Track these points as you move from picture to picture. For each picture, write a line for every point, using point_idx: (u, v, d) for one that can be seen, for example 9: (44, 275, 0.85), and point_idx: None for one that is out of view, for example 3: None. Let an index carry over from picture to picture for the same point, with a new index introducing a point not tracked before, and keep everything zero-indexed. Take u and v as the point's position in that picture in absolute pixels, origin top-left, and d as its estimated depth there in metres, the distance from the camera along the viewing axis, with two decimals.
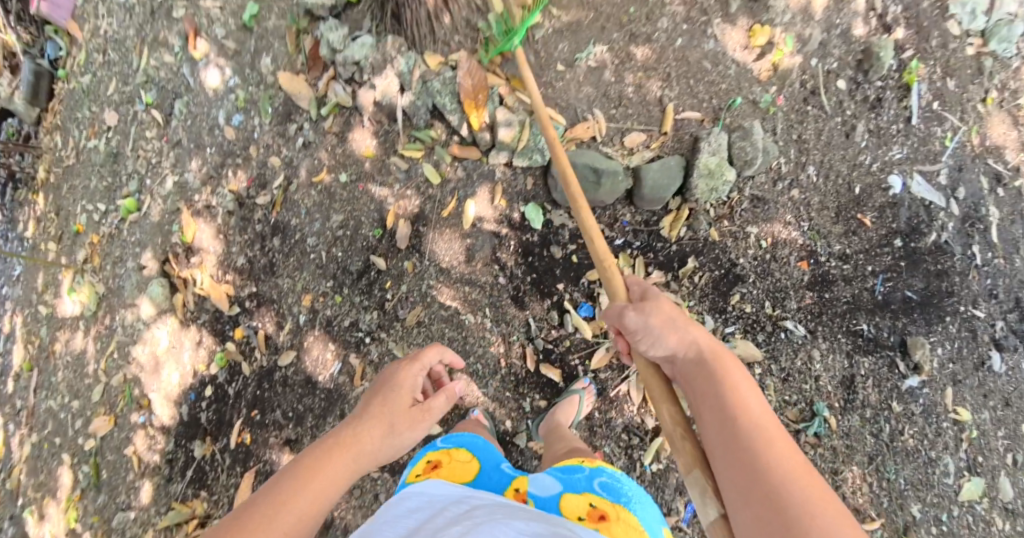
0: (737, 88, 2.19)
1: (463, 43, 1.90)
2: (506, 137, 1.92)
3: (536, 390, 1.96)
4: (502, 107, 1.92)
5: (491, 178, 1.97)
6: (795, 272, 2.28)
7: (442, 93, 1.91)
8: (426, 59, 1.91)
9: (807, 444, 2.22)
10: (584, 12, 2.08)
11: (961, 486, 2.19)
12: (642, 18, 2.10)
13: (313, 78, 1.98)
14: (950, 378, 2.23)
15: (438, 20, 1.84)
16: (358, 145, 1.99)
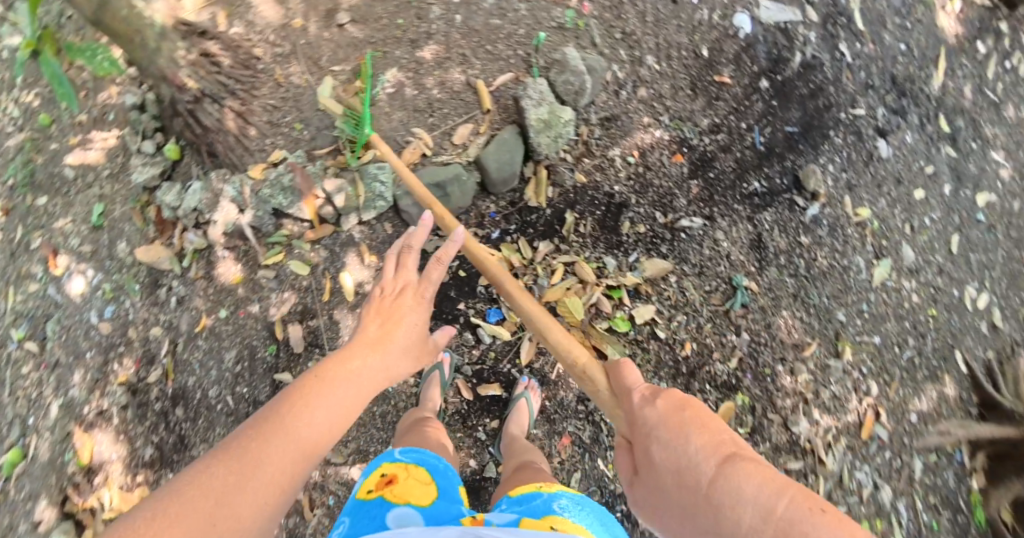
0: (536, 25, 2.18)
1: (278, 142, 2.01)
2: (346, 202, 2.03)
3: (482, 414, 2.06)
4: (330, 178, 2.03)
5: (353, 243, 2.10)
6: (673, 169, 2.33)
7: (275, 194, 1.98)
8: (250, 171, 2.00)
9: (739, 318, 2.35)
10: (359, 46, 2.06)
11: (871, 270, 2.51)
12: (414, 21, 2.08)
13: (168, 239, 2.02)
14: (846, 187, 2.57)
15: (246, 136, 1.94)
16: (225, 276, 2.04)
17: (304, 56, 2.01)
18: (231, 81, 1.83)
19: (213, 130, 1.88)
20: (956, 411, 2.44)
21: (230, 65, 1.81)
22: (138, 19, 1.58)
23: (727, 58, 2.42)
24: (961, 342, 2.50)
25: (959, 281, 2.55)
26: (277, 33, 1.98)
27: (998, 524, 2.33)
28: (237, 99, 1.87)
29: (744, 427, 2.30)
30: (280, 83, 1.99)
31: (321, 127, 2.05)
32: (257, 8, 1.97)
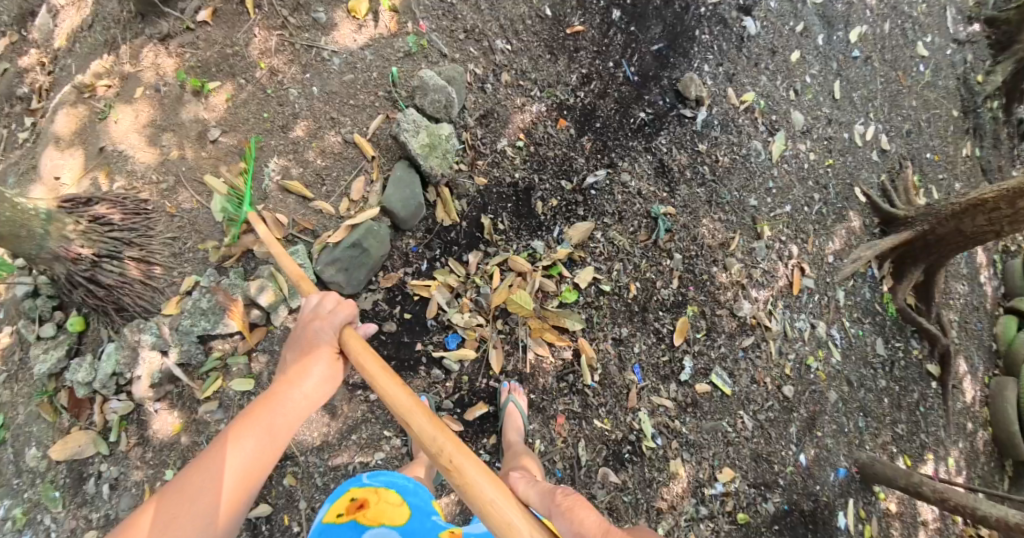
0: (386, 65, 2.28)
1: (187, 270, 1.96)
2: (270, 299, 2.00)
3: (478, 437, 2.19)
4: (247, 282, 1.99)
5: (291, 335, 2.06)
6: (560, 135, 2.47)
7: (198, 320, 1.91)
8: (164, 311, 1.91)
9: (668, 244, 2.51)
10: (237, 151, 2.07)
11: (769, 148, 2.73)
12: (277, 108, 2.14)
13: (87, 421, 1.90)
14: (727, 77, 2.69)
15: (153, 277, 1.90)
16: (163, 431, 1.93)
17: (190, 181, 2.02)
18: (128, 233, 1.87)
19: (116, 285, 1.83)
20: (863, 236, 2.82)
21: (123, 220, 1.87)
22: (21, 213, 1.61)
23: (571, 7, 2.53)
24: (858, 176, 2.88)
25: (846, 124, 2.92)
26: (155, 170, 2.00)
27: (906, 310, 2.79)
28: (136, 247, 1.88)
29: (700, 332, 2.47)
30: (173, 214, 1.99)
31: (224, 238, 2.02)
32: (130, 156, 1.98)
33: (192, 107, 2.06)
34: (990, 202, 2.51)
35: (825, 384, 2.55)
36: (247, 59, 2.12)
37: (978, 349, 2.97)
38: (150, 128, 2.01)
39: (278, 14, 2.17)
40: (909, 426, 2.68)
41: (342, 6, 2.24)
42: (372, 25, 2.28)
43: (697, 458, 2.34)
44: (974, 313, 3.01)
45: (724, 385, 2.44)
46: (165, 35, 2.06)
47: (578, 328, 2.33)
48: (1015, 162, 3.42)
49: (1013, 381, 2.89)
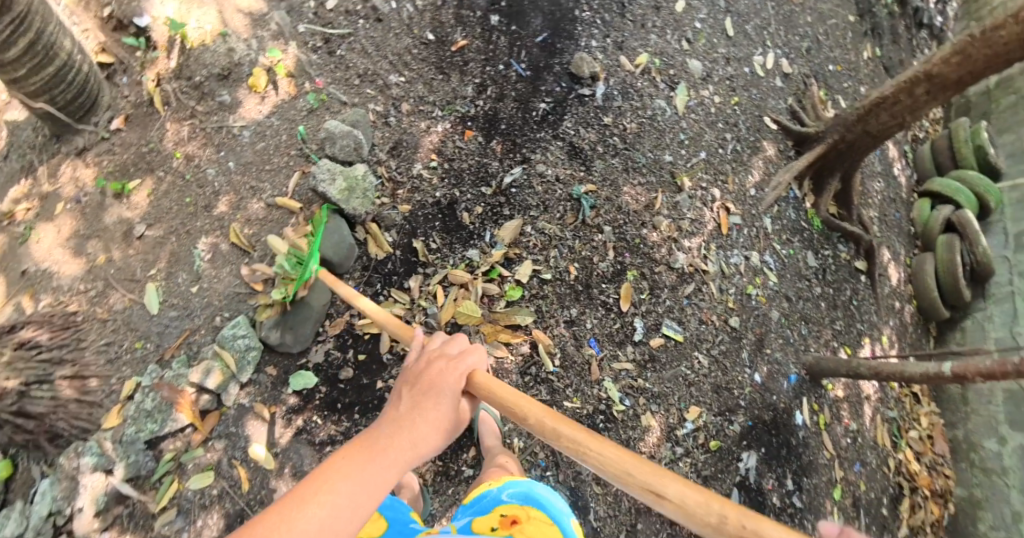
0: (291, 124, 2.39)
1: (126, 373, 1.95)
2: (218, 380, 2.01)
3: (459, 455, 2.24)
4: (192, 369, 1.99)
5: (248, 410, 2.05)
6: (470, 144, 2.58)
7: (143, 424, 1.89)
8: (105, 423, 1.86)
9: (596, 220, 2.64)
10: (164, 240, 2.13)
11: (674, 102, 2.83)
12: (197, 191, 2.21)
13: None
14: (615, 45, 2.79)
15: (90, 390, 1.86)
16: None
17: (120, 281, 2.05)
18: (58, 350, 1.84)
19: (47, 411, 1.75)
20: (780, 162, 2.96)
21: (51, 338, 1.83)
22: None
23: (450, 26, 2.67)
24: (766, 106, 3.01)
25: (746, 58, 3.01)
26: (82, 280, 2.02)
27: (830, 220, 2.96)
28: (67, 364, 1.85)
29: (644, 293, 2.62)
30: (106, 318, 1.99)
31: (161, 330, 2.03)
32: (55, 273, 2.01)
33: (115, 210, 2.12)
34: (891, 96, 2.60)
35: (766, 306, 2.76)
36: (163, 152, 2.21)
37: (897, 236, 3.15)
38: (74, 239, 2.06)
39: (186, 106, 2.27)
40: (846, 320, 2.91)
41: (242, 84, 2.35)
42: (274, 93, 2.39)
43: (665, 406, 2.52)
44: (891, 206, 3.18)
45: (677, 334, 2.61)
46: (81, 148, 2.16)
47: (529, 321, 2.48)
48: (916, 53, 3.54)
49: (932, 255, 3.05)
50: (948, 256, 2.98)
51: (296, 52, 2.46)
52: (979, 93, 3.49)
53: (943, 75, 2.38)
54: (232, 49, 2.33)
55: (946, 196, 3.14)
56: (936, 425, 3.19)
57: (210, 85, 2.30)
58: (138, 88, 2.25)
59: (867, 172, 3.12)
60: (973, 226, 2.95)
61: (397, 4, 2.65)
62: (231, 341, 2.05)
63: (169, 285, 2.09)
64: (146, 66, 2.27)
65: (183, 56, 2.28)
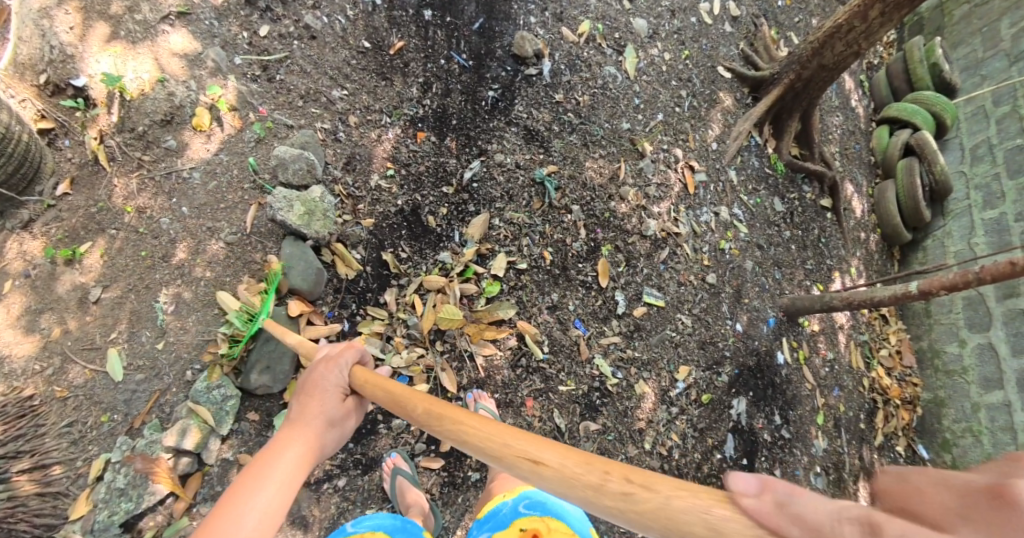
0: (241, 158, 2.30)
1: (93, 452, 1.94)
2: (195, 440, 1.99)
3: (461, 463, 2.28)
4: (165, 434, 1.98)
5: (231, 463, 2.08)
6: (424, 146, 2.53)
7: (116, 506, 1.88)
8: (75, 511, 1.86)
9: (563, 201, 2.62)
10: (123, 300, 2.08)
11: (623, 68, 2.77)
12: (153, 242, 2.15)
13: None
14: (555, 18, 2.71)
15: (51, 481, 1.84)
16: None
17: (77, 352, 2.00)
18: (14, 443, 1.79)
19: (6, 515, 1.71)
20: (738, 110, 2.94)
21: (5, 430, 1.79)
22: None
23: (385, 28, 2.55)
24: (718, 55, 2.96)
25: (691, 8, 2.92)
26: (37, 359, 1.96)
27: (793, 163, 2.97)
28: (24, 457, 1.81)
29: (621, 265, 2.64)
30: (65, 396, 1.96)
31: (128, 398, 2.01)
32: (8, 356, 1.93)
33: (67, 276, 2.05)
34: (843, 24, 2.55)
35: (740, 258, 2.80)
36: (113, 209, 2.13)
37: (857, 165, 3.16)
38: (26, 316, 1.98)
39: (133, 158, 2.17)
40: (816, 258, 2.96)
41: (186, 126, 2.24)
42: (220, 130, 2.28)
43: (656, 372, 2.57)
44: (852, 136, 3.18)
45: (657, 300, 2.64)
46: (27, 220, 2.05)
47: (510, 313, 2.48)
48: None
49: (892, 182, 3.08)
50: (908, 180, 3.01)
51: (235, 84, 2.33)
52: (931, 8, 3.46)
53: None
54: (173, 93, 2.21)
55: (902, 119, 3.13)
56: (904, 340, 3.27)
57: (155, 132, 2.20)
58: (82, 148, 2.15)
59: (823, 108, 3.11)
60: (931, 146, 2.97)
61: (328, 17, 2.49)
62: (202, 396, 2.05)
63: (133, 345, 2.06)
64: (87, 125, 2.14)
65: (124, 108, 2.16)
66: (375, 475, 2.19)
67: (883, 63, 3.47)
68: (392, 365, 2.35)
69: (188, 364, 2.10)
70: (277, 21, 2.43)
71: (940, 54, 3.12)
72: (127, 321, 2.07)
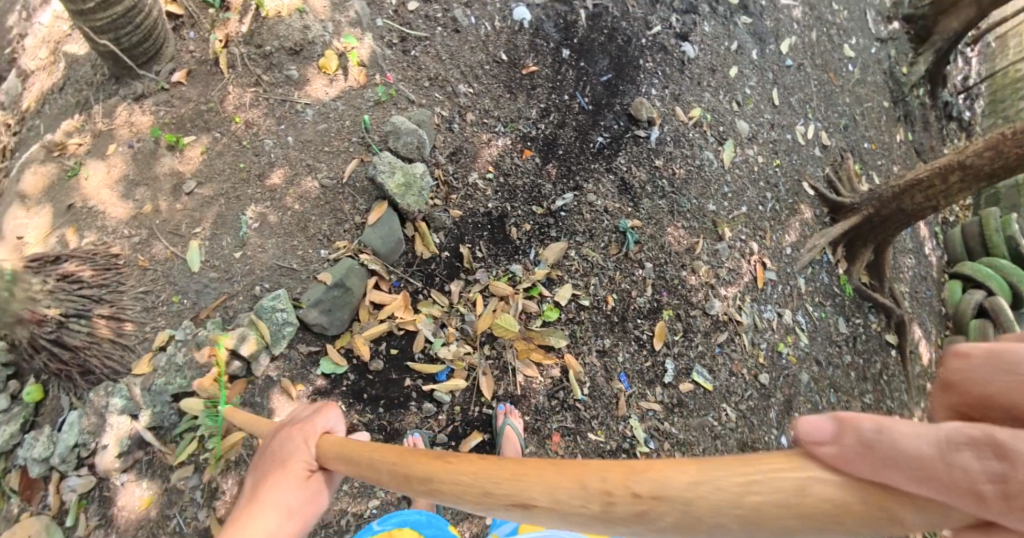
0: (357, 112, 2.43)
1: (160, 324, 2.04)
2: (251, 349, 2.05)
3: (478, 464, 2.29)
4: (227, 334, 2.03)
5: (273, 383, 2.10)
6: (526, 164, 2.63)
7: (172, 377, 1.94)
8: (137, 371, 1.96)
9: (637, 254, 2.68)
10: (211, 202, 2.22)
11: (720, 156, 2.93)
12: (252, 158, 2.29)
13: (42, 502, 1.86)
14: (672, 97, 2.90)
15: (123, 334, 1.97)
16: (130, 502, 1.88)
17: (164, 233, 2.15)
18: (97, 289, 1.97)
19: (83, 346, 1.90)
20: (816, 226, 3.08)
21: (93, 276, 1.98)
22: None
23: (524, 50, 2.72)
24: (805, 172, 3.13)
25: (788, 126, 3.13)
26: (128, 225, 2.13)
27: (862, 289, 3.05)
28: (105, 304, 1.97)
29: (677, 334, 2.65)
30: (146, 266, 2.10)
31: (199, 289, 2.11)
32: (101, 212, 2.13)
33: (167, 160, 2.22)
34: (923, 179, 2.71)
35: (796, 367, 2.78)
36: (223, 113, 2.30)
37: (929, 313, 3.26)
38: (123, 183, 2.17)
39: (252, 73, 2.36)
40: (876, 394, 2.93)
41: (312, 63, 2.41)
42: (343, 78, 2.44)
43: (689, 455, 2.50)
44: (923, 283, 3.33)
45: (706, 381, 2.62)
46: (139, 95, 2.25)
47: (559, 345, 2.46)
48: (945, 141, 3.65)
49: (963, 338, 3.13)
50: (980, 339, 3.05)
51: (372, 44, 2.51)
52: (1008, 184, 3.67)
53: (975, 167, 2.47)
54: (308, 27, 2.40)
55: (976, 278, 3.29)
56: None
57: (280, 58, 2.39)
58: (205, 46, 2.36)
59: (897, 249, 3.29)
60: (1006, 313, 3.01)
61: (475, 19, 2.67)
62: (268, 313, 2.09)
63: (217, 246, 2.18)
64: (215, 26, 2.38)
65: (257, 22, 2.39)
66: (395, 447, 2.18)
67: (959, 223, 3.68)
68: (438, 354, 2.33)
69: (258, 280, 2.18)
70: (427, 4, 2.64)
71: (1017, 228, 3.27)
72: (216, 222, 2.20)
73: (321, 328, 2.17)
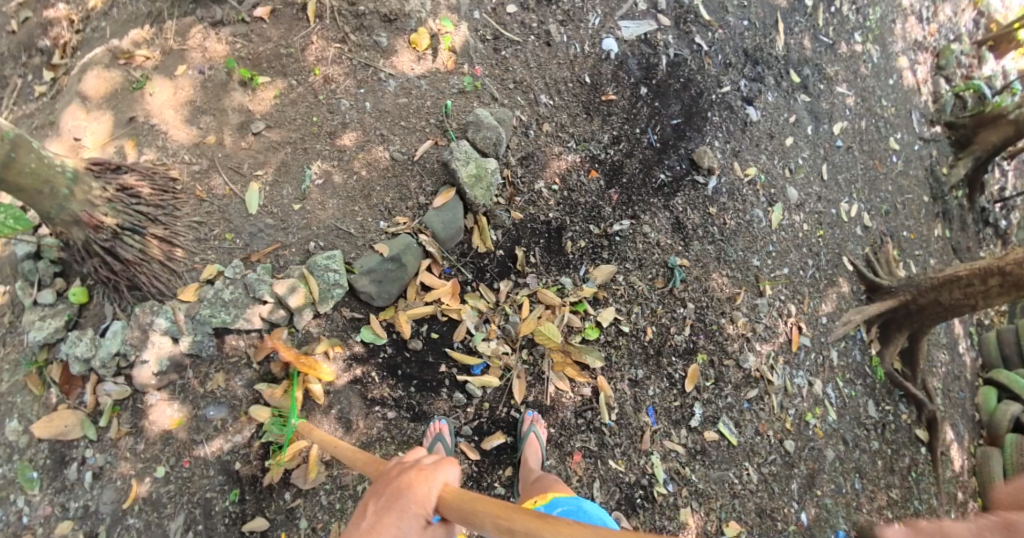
0: (441, 98, 2.52)
1: (209, 258, 2.26)
2: (299, 301, 2.22)
3: (497, 465, 2.28)
4: (276, 283, 2.22)
5: (312, 338, 2.27)
6: (591, 183, 2.63)
7: (217, 311, 2.16)
8: (182, 296, 2.18)
9: (682, 292, 2.65)
10: (277, 148, 2.39)
11: (769, 216, 3.00)
12: (326, 114, 2.43)
13: (77, 398, 2.13)
14: (732, 152, 2.98)
15: (173, 259, 2.19)
16: (162, 420, 2.14)
17: (225, 169, 2.34)
18: (154, 211, 2.18)
19: (136, 262, 2.10)
20: (852, 301, 3.18)
21: (150, 196, 2.18)
22: (47, 168, 1.82)
23: (607, 78, 2.76)
24: (845, 247, 3.23)
25: (833, 201, 3.24)
26: (189, 152, 2.33)
27: (893, 374, 3.14)
28: (159, 226, 2.18)
29: (709, 380, 2.61)
30: (202, 199, 2.30)
31: (252, 232, 2.32)
32: (163, 133, 2.31)
33: (237, 95, 2.40)
34: (964, 278, 2.85)
35: (823, 442, 2.80)
36: (304, 63, 2.46)
37: (961, 417, 3.29)
38: (189, 108, 2.36)
39: (340, 29, 2.49)
40: (901, 492, 2.96)
41: (404, 36, 2.52)
42: (431, 58, 2.54)
43: (705, 509, 2.44)
44: (956, 383, 3.36)
45: (732, 434, 2.57)
46: (217, 21, 2.44)
47: (598, 365, 2.40)
48: (981, 245, 3.80)
49: (999, 452, 3.19)
50: (1018, 458, 3.11)
51: (467, 34, 2.60)
52: None
53: (1018, 274, 2.61)
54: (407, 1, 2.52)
55: (1010, 388, 3.37)
56: None
57: (373, 23, 2.50)
58: None
59: (932, 342, 3.35)
60: None
61: (567, 38, 2.74)
62: (319, 272, 2.24)
63: (277, 198, 2.36)
64: None
65: None
66: (418, 427, 2.28)
67: (992, 327, 3.71)
68: (477, 347, 2.34)
69: (311, 239, 2.35)
70: (525, 11, 2.71)
71: None
72: (282, 174, 2.38)
73: (369, 296, 2.29)
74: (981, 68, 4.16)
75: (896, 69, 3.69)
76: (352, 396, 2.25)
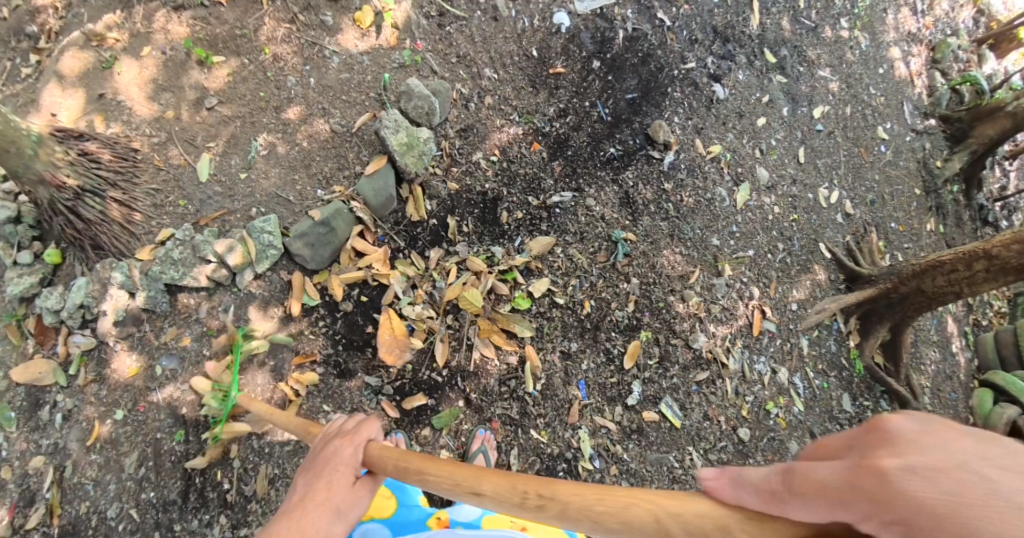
0: (379, 70, 2.59)
1: (164, 223, 2.31)
2: (236, 260, 2.29)
3: (416, 424, 2.34)
4: (217, 242, 2.29)
5: (252, 297, 2.34)
6: (532, 156, 2.66)
7: (167, 269, 2.22)
8: (139, 255, 2.25)
9: (626, 267, 2.60)
10: (228, 121, 2.43)
11: (734, 196, 2.87)
12: (274, 90, 2.49)
13: (51, 349, 2.21)
14: (695, 129, 2.88)
15: (132, 223, 2.25)
16: (121, 369, 2.20)
17: (181, 140, 2.38)
18: (114, 176, 2.23)
19: (95, 222, 2.18)
20: (828, 290, 2.98)
21: (110, 163, 2.24)
22: (13, 131, 1.92)
23: (556, 51, 2.78)
24: (822, 234, 3.05)
25: (811, 186, 3.08)
26: (150, 125, 2.36)
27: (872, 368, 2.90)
28: (119, 190, 2.24)
29: (652, 359, 2.53)
30: (160, 167, 2.34)
31: (203, 198, 2.37)
32: (128, 108, 2.35)
33: (195, 74, 2.43)
34: (948, 263, 2.54)
35: (785, 433, 2.63)
36: (254, 43, 2.49)
37: (952, 420, 3.05)
38: (152, 86, 2.38)
39: (289, 10, 2.53)
40: None
41: (349, 14, 2.59)
42: (374, 35, 2.60)
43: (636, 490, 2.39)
44: (947, 383, 3.12)
45: (675, 417, 2.49)
46: (179, 6, 2.44)
47: (525, 334, 2.45)
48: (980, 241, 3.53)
49: None
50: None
51: (409, 9, 2.65)
52: None
53: (1002, 258, 2.32)
54: None
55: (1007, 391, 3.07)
56: None
57: (319, 3, 2.56)
58: None
59: (919, 337, 3.13)
60: None
61: (516, 13, 2.77)
62: (255, 235, 2.31)
63: (224, 168, 2.40)
64: None
65: None
66: (345, 384, 2.34)
67: (991, 328, 3.43)
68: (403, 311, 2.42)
69: (258, 204, 2.41)
70: None
71: None
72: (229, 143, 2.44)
73: (302, 259, 2.35)
74: (983, 67, 3.89)
75: (888, 58, 3.49)
76: (286, 353, 2.33)
